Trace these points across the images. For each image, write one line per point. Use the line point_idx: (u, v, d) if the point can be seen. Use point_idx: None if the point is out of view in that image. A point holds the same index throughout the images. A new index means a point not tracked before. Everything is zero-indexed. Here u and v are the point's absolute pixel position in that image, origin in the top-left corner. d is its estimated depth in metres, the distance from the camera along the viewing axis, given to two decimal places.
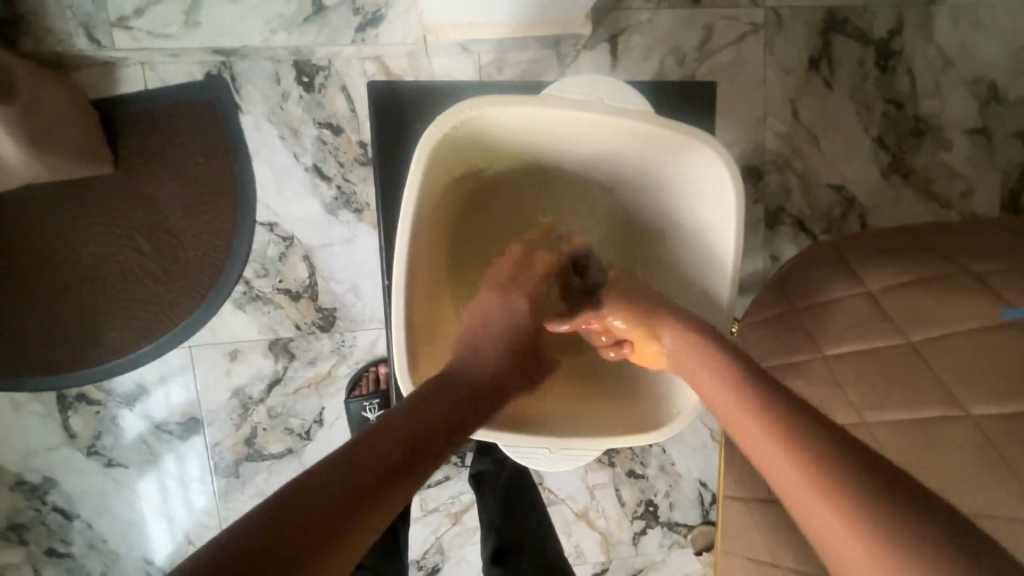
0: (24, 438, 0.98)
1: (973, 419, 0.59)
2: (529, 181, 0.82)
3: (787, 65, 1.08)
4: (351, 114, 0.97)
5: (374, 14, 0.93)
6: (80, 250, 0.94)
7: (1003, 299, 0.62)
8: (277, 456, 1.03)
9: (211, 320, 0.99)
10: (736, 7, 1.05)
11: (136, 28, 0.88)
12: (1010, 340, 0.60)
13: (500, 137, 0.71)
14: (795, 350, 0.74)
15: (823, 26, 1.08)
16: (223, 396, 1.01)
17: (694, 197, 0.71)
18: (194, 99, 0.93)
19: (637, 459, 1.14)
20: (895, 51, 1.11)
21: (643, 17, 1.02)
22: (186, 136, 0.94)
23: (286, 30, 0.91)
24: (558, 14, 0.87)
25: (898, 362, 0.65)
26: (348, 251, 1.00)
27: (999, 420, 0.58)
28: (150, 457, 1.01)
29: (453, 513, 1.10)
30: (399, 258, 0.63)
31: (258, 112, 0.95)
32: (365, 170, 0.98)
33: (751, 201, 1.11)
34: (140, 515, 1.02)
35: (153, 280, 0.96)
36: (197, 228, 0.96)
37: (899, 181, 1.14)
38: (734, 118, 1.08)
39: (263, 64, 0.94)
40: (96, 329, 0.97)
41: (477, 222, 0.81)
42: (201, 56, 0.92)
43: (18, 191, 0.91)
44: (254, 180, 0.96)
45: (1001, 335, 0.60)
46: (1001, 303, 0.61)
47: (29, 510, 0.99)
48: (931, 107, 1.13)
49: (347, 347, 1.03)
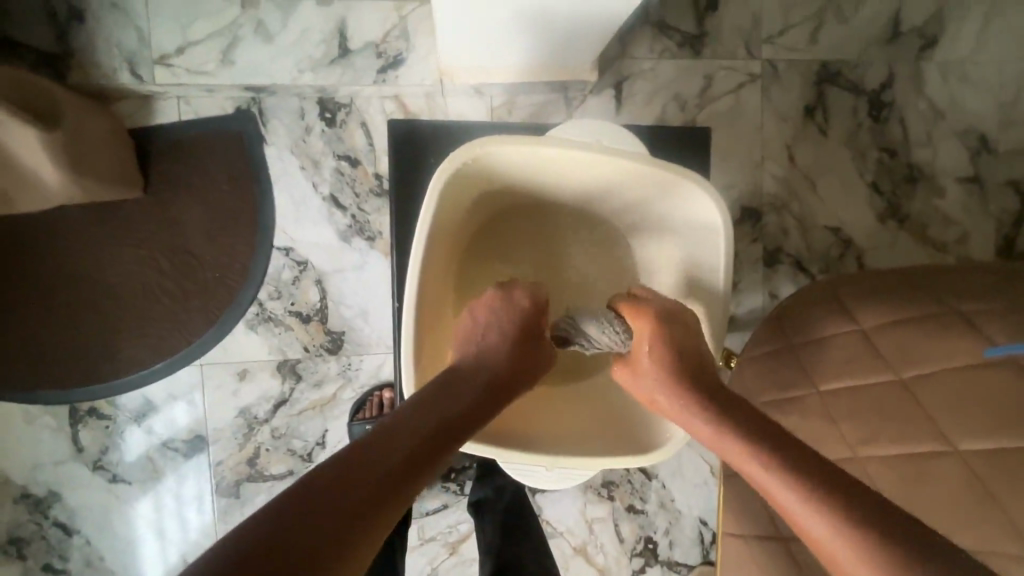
0: (32, 451, 1.00)
1: (960, 454, 0.61)
2: (531, 216, 0.85)
3: (785, 114, 1.14)
4: (369, 148, 1.02)
5: (395, 57, 0.99)
6: (105, 268, 0.98)
7: (986, 337, 0.63)
8: (278, 477, 1.04)
9: (223, 340, 1.02)
10: (735, 59, 1.11)
11: (176, 65, 0.95)
12: (997, 379, 0.61)
13: (507, 172, 0.75)
14: (792, 385, 0.75)
15: (818, 77, 1.14)
16: (229, 415, 1.03)
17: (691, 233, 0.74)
18: (224, 130, 1.00)
19: (637, 494, 1.14)
20: (887, 103, 1.16)
21: (647, 66, 1.09)
22: (213, 163, 1.00)
23: (312, 69, 0.97)
24: (566, 61, 0.93)
25: (889, 399, 0.67)
26: (359, 277, 1.04)
27: (983, 451, 0.59)
28: (154, 475, 1.02)
29: (450, 543, 1.10)
30: (412, 270, 0.66)
31: (283, 144, 1.01)
32: (383, 202, 1.03)
33: (750, 240, 1.15)
34: (138, 534, 1.03)
35: (171, 299, 1.00)
36: (216, 250, 1.01)
37: (895, 226, 1.18)
38: (733, 161, 1.13)
39: (290, 100, 1.00)
40: (112, 345, 1.00)
41: (480, 252, 0.84)
42: (233, 92, 0.99)
43: (53, 213, 0.97)
44: (274, 207, 1.01)
45: (988, 374, 0.61)
46: (984, 342, 0.63)
47: (30, 523, 1.00)
48: (924, 155, 1.18)
49: (354, 370, 1.05)
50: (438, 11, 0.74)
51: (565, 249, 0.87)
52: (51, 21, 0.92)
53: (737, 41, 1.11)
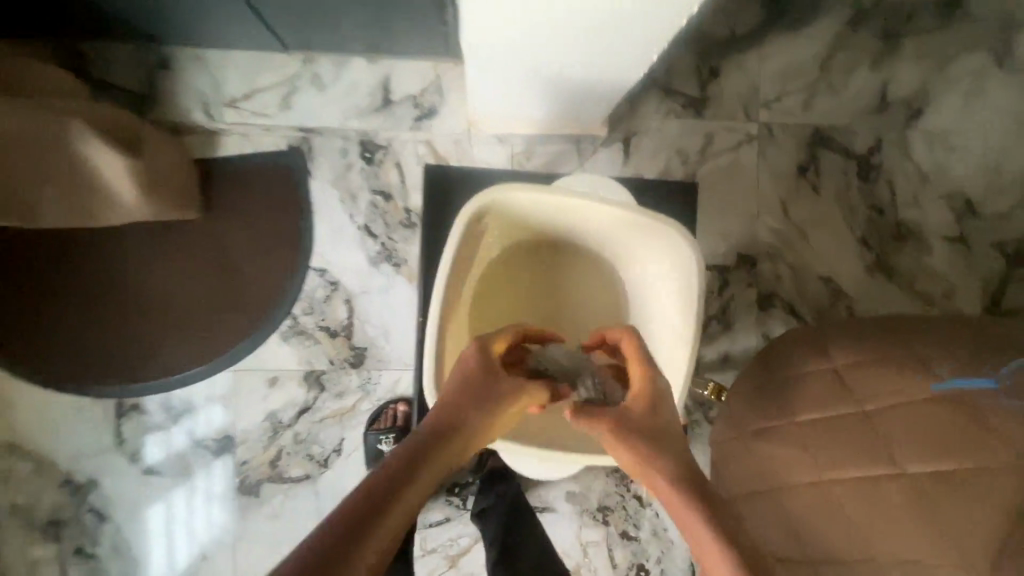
0: (78, 440, 1.10)
1: (908, 477, 0.64)
2: (540, 256, 0.96)
3: (779, 171, 1.25)
4: (402, 185, 1.14)
5: (430, 108, 1.13)
6: (163, 278, 1.11)
7: (935, 373, 0.66)
8: (296, 480, 1.13)
9: (259, 348, 1.12)
10: (734, 121, 1.23)
11: (243, 107, 1.10)
12: (937, 410, 0.64)
13: (521, 213, 0.86)
14: (774, 416, 0.83)
15: (811, 140, 1.25)
16: (257, 418, 1.12)
17: (675, 283, 0.83)
18: (277, 163, 1.12)
19: (631, 520, 1.19)
20: (874, 166, 1.27)
21: (653, 124, 1.21)
22: (265, 191, 1.13)
23: (359, 116, 1.12)
24: (579, 117, 1.06)
25: (852, 428, 0.72)
26: (384, 299, 1.15)
27: (930, 475, 0.62)
28: (184, 469, 1.11)
29: (450, 555, 1.16)
30: (437, 288, 0.77)
31: (326, 178, 1.13)
32: (411, 235, 1.15)
33: (746, 285, 1.24)
34: (165, 524, 1.11)
35: (217, 309, 1.12)
36: (260, 267, 1.13)
37: (883, 278, 1.26)
38: (731, 211, 1.23)
39: (336, 140, 1.12)
40: (161, 347, 1.11)
41: (494, 287, 0.93)
42: (288, 131, 1.11)
43: (124, 228, 1.10)
44: (314, 232, 1.14)
45: (931, 406, 0.64)
46: (933, 378, 0.66)
47: (69, 507, 1.09)
48: (911, 215, 1.27)
49: (373, 384, 1.15)
50: (468, 74, 0.89)
51: (569, 289, 0.97)
52: (141, 65, 1.08)
53: (736, 105, 1.23)
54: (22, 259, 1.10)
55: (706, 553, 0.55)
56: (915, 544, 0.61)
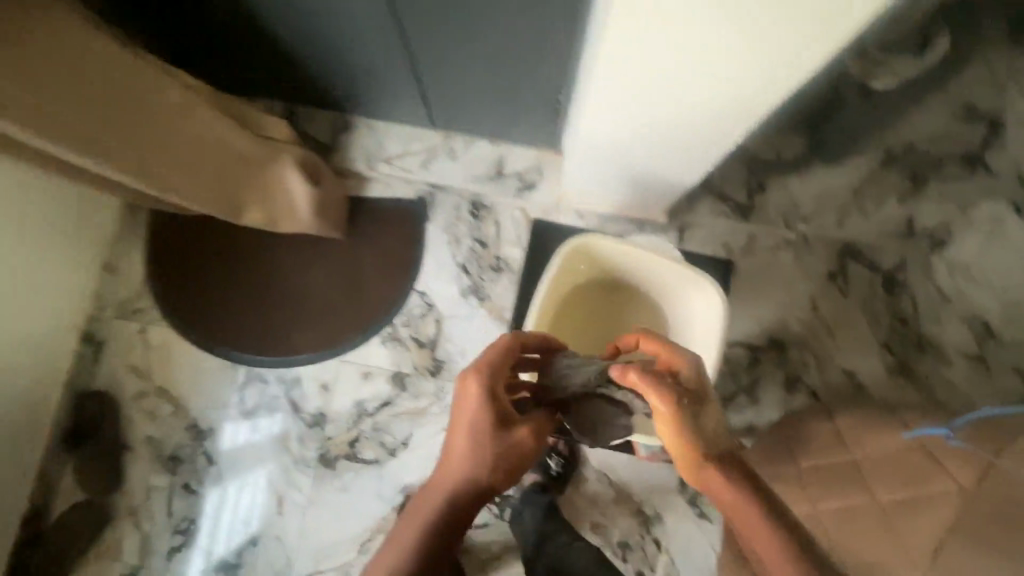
0: (209, 394, 1.37)
1: (877, 499, 0.81)
2: (601, 298, 1.18)
3: (811, 274, 1.46)
4: (497, 238, 1.44)
5: (530, 183, 1.44)
6: (302, 278, 1.41)
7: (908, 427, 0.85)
8: (367, 462, 1.34)
9: (361, 346, 1.39)
10: (775, 227, 1.48)
11: (393, 163, 1.45)
12: (911, 454, 0.81)
13: (599, 257, 1.11)
14: (782, 464, 1.00)
15: (841, 252, 1.47)
16: (347, 403, 1.37)
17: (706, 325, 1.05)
18: (406, 207, 1.45)
19: (647, 562, 1.31)
20: (899, 282, 1.46)
21: (705, 221, 1.48)
22: (393, 226, 1.44)
23: (475, 181, 1.44)
24: (647, 204, 1.35)
25: (840, 469, 0.89)
26: (467, 324, 1.41)
27: (896, 502, 0.78)
28: (281, 435, 1.35)
29: (481, 559, 1.30)
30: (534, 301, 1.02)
31: (440, 224, 1.45)
32: (498, 278, 1.43)
33: (774, 366, 1.41)
34: (255, 478, 1.34)
35: (337, 309, 1.41)
36: (376, 282, 1.42)
37: (902, 382, 1.40)
38: (766, 301, 1.44)
39: (454, 196, 1.45)
40: (288, 332, 1.39)
41: (564, 314, 1.15)
42: (420, 186, 1.45)
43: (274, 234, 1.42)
44: (422, 263, 1.43)
45: (904, 451, 0.82)
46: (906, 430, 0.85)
47: (189, 447, 1.35)
48: (933, 330, 1.42)
49: (444, 393, 1.37)
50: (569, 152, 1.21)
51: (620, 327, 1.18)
52: (328, 123, 1.45)
53: (778, 214, 1.49)
54: (201, 245, 1.42)
55: (729, 498, 0.76)
56: (876, 553, 0.77)
